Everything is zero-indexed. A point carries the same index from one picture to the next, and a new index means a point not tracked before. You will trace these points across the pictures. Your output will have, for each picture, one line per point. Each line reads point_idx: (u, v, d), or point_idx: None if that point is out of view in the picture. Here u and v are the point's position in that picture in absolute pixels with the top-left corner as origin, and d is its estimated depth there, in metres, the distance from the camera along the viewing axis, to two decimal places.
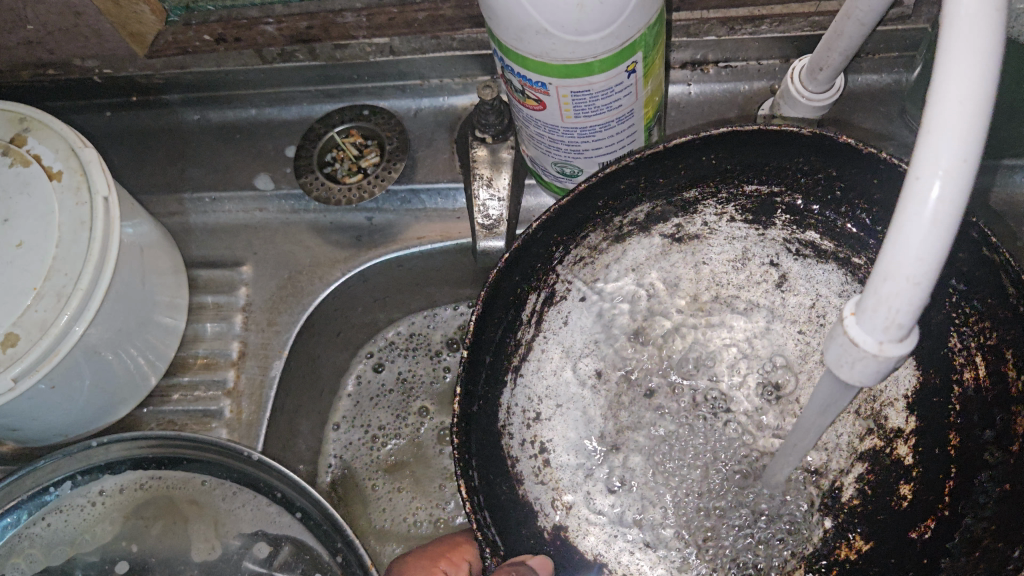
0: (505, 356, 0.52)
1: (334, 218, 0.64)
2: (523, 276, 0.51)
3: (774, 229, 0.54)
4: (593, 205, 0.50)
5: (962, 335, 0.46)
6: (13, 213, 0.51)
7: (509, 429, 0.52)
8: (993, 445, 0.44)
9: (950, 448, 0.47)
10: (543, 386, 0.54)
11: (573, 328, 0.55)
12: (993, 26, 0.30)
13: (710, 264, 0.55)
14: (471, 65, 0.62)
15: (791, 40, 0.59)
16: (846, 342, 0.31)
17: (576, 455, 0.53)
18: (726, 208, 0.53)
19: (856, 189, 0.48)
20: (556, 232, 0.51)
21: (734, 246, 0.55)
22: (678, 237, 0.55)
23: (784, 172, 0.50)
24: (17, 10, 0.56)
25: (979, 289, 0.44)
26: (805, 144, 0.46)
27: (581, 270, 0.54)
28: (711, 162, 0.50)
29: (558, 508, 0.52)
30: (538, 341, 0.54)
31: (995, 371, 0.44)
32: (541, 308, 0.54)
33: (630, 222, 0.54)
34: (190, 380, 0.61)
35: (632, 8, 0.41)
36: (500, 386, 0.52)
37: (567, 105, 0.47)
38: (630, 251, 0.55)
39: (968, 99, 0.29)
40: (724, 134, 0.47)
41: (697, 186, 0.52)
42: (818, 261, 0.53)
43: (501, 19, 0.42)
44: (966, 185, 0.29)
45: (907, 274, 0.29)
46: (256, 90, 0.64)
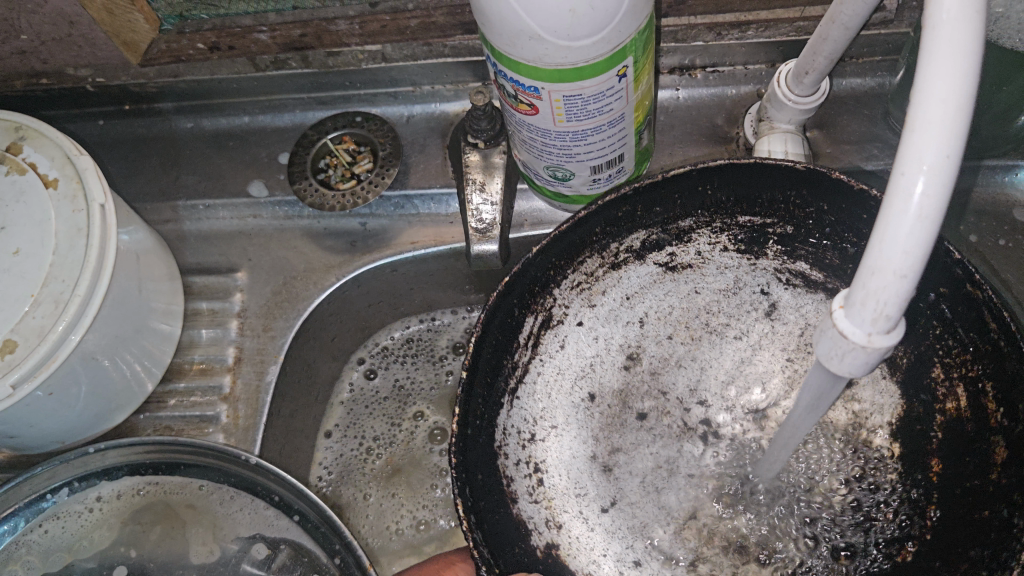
0: (501, 377, 0.51)
1: (327, 224, 0.64)
2: (517, 301, 0.50)
3: (765, 260, 0.54)
4: (588, 231, 0.51)
5: (945, 367, 0.47)
6: (10, 221, 0.52)
7: (505, 449, 0.51)
8: (974, 472, 0.44)
9: (932, 473, 0.47)
10: (538, 407, 0.53)
11: (569, 353, 0.54)
12: (973, 27, 0.31)
13: (703, 293, 0.55)
14: (463, 72, 0.63)
15: (776, 45, 0.61)
16: (835, 336, 0.32)
17: (568, 477, 0.52)
18: (720, 237, 0.53)
19: (846, 223, 0.49)
20: (554, 255, 0.51)
21: (727, 275, 0.55)
22: (672, 266, 0.55)
23: (777, 205, 0.51)
24: (11, 19, 0.56)
25: (961, 321, 0.45)
26: (799, 179, 0.48)
27: (577, 295, 0.54)
28: (706, 192, 0.50)
29: (552, 527, 0.51)
30: (533, 364, 0.53)
31: (973, 401, 0.45)
32: (538, 331, 0.53)
33: (627, 248, 0.53)
34: (186, 386, 0.62)
35: (622, 13, 0.42)
36: (497, 407, 0.51)
37: (559, 109, 0.48)
38: (626, 278, 0.54)
39: (950, 97, 0.30)
40: (723, 166, 0.48)
41: (693, 215, 0.52)
42: (808, 291, 0.54)
43: (495, 25, 0.43)
44: (949, 181, 0.30)
45: (895, 268, 0.30)
46: (248, 97, 0.65)
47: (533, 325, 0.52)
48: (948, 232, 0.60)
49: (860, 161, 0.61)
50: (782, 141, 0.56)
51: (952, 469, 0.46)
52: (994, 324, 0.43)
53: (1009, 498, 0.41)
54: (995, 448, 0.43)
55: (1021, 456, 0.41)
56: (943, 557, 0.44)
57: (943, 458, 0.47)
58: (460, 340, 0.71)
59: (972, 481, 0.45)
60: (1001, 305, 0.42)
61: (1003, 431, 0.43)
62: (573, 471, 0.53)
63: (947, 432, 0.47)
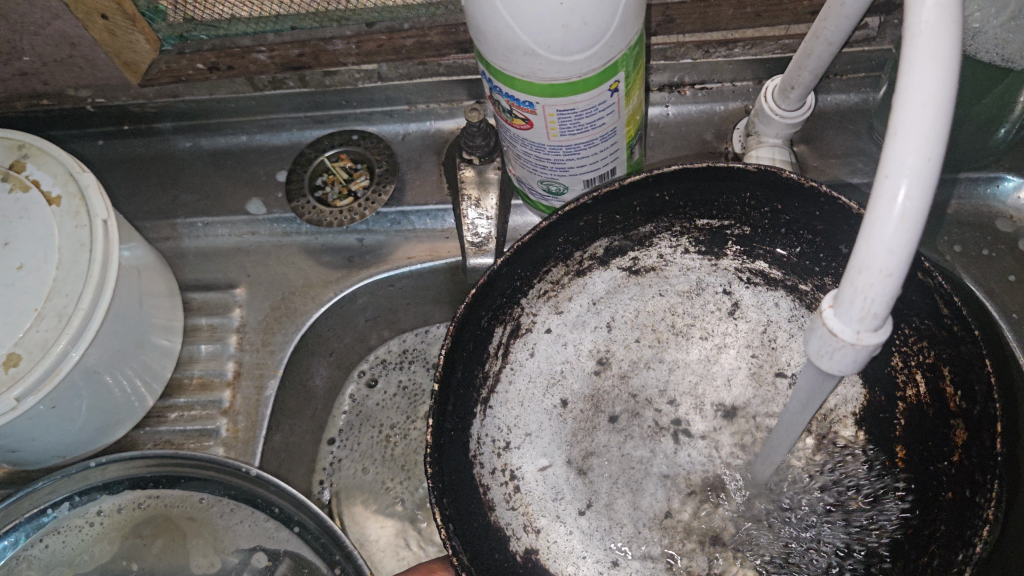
0: (474, 389, 0.53)
1: (326, 240, 0.65)
2: (489, 313, 0.52)
3: (726, 260, 0.57)
4: (554, 241, 0.52)
5: (905, 356, 0.50)
6: (13, 237, 0.52)
7: (480, 458, 0.53)
8: (937, 457, 0.47)
9: (898, 460, 0.50)
10: (511, 415, 0.55)
11: (540, 359, 0.56)
12: (951, 38, 0.32)
13: (666, 295, 0.58)
14: (457, 90, 0.64)
15: (761, 62, 0.62)
16: (824, 334, 0.34)
17: (545, 483, 0.54)
18: (680, 242, 0.57)
19: (801, 221, 0.51)
20: (521, 267, 0.52)
21: (689, 276, 0.58)
22: (635, 270, 0.58)
23: (733, 208, 0.53)
24: (13, 42, 0.58)
25: (918, 311, 0.46)
26: (753, 180, 0.49)
27: (545, 302, 0.56)
28: (665, 198, 0.52)
29: (529, 532, 0.52)
30: (505, 373, 0.55)
31: (935, 388, 0.48)
32: (508, 340, 0.55)
33: (591, 256, 0.56)
34: (186, 401, 0.62)
35: (615, 29, 0.44)
36: (471, 417, 0.53)
37: (553, 123, 0.49)
38: (592, 283, 0.57)
39: (930, 103, 0.31)
40: (679, 171, 0.49)
41: (653, 222, 0.55)
42: (768, 288, 0.57)
43: (491, 41, 0.44)
44: (930, 183, 0.31)
45: (881, 267, 0.31)
46: (245, 117, 0.66)
47: (505, 335, 0.55)
48: (933, 242, 0.62)
49: (845, 174, 0.63)
50: (769, 156, 0.58)
51: (922, 456, 0.48)
52: (945, 308, 0.43)
53: (972, 478, 0.43)
54: (956, 431, 0.45)
55: (978, 436, 0.43)
56: (913, 542, 0.46)
57: (909, 446, 0.50)
58: None
59: (938, 463, 0.47)
60: (950, 290, 0.42)
61: (962, 413, 0.45)
62: (549, 476, 0.54)
63: (912, 418, 0.50)
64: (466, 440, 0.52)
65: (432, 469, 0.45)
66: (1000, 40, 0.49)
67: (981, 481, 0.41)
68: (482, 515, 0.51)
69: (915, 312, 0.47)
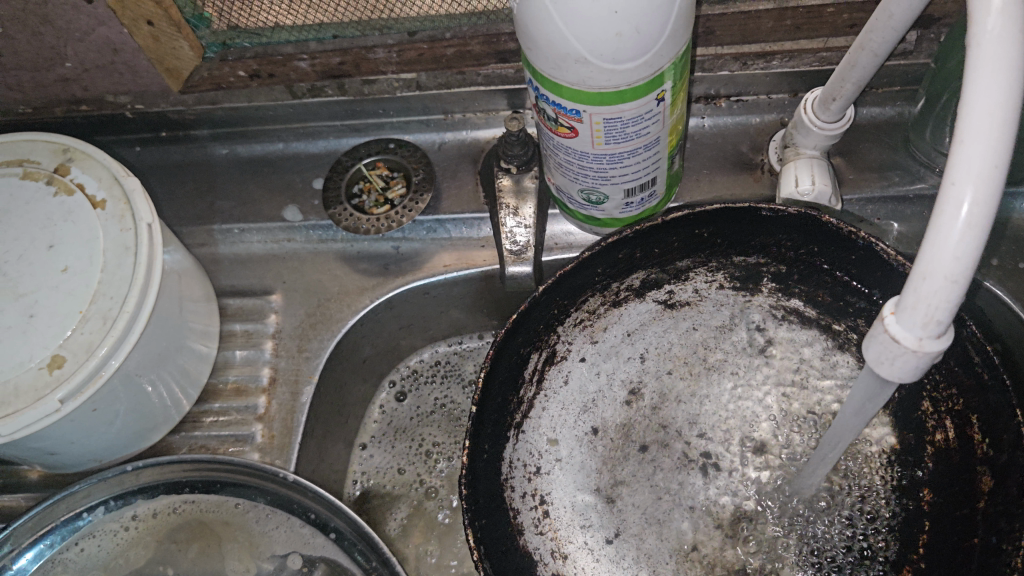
0: (508, 414, 0.55)
1: (360, 247, 0.66)
2: (524, 342, 0.54)
3: (761, 297, 0.59)
4: (593, 272, 0.54)
5: (934, 401, 0.51)
6: (58, 239, 0.53)
7: (512, 481, 0.55)
8: (965, 502, 0.48)
9: (923, 503, 0.52)
10: (543, 441, 0.58)
11: (573, 387, 0.59)
12: (1017, 45, 0.32)
13: (700, 329, 0.60)
14: (494, 100, 0.65)
15: (798, 75, 0.63)
16: (887, 341, 0.34)
17: (573, 508, 0.56)
18: (715, 277, 0.59)
19: (834, 263, 0.53)
20: (560, 296, 0.54)
21: (722, 312, 0.60)
22: (669, 304, 0.60)
23: (769, 249, 0.55)
24: (57, 47, 0.58)
25: (946, 358, 0.48)
26: (791, 224, 0.51)
27: (580, 331, 0.59)
28: (704, 236, 0.54)
29: (558, 558, 0.55)
30: (539, 400, 0.58)
31: (962, 434, 0.49)
32: (543, 366, 0.58)
33: (626, 288, 0.58)
34: (221, 406, 0.62)
35: (666, 38, 0.44)
36: (505, 441, 0.55)
37: (599, 132, 0.49)
38: (626, 315, 0.59)
39: (997, 110, 0.31)
40: (718, 211, 0.51)
41: (689, 258, 0.57)
42: (802, 326, 0.59)
43: (542, 50, 0.44)
44: (997, 190, 0.31)
45: (947, 273, 0.31)
46: (283, 124, 0.67)
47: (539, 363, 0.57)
48: None
49: (882, 188, 0.63)
50: (807, 168, 0.58)
51: (945, 499, 0.50)
52: (978, 357, 0.45)
53: (997, 526, 0.44)
54: (982, 479, 0.47)
55: (1003, 490, 0.44)
56: None
57: (935, 489, 0.51)
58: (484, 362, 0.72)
59: (961, 510, 0.48)
60: (984, 341, 0.44)
61: (988, 462, 0.46)
62: (578, 504, 0.56)
63: (938, 461, 0.51)
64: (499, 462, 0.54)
65: (466, 492, 0.47)
66: None
67: (1008, 530, 0.43)
68: (508, 544, 0.53)
69: (949, 359, 0.48)
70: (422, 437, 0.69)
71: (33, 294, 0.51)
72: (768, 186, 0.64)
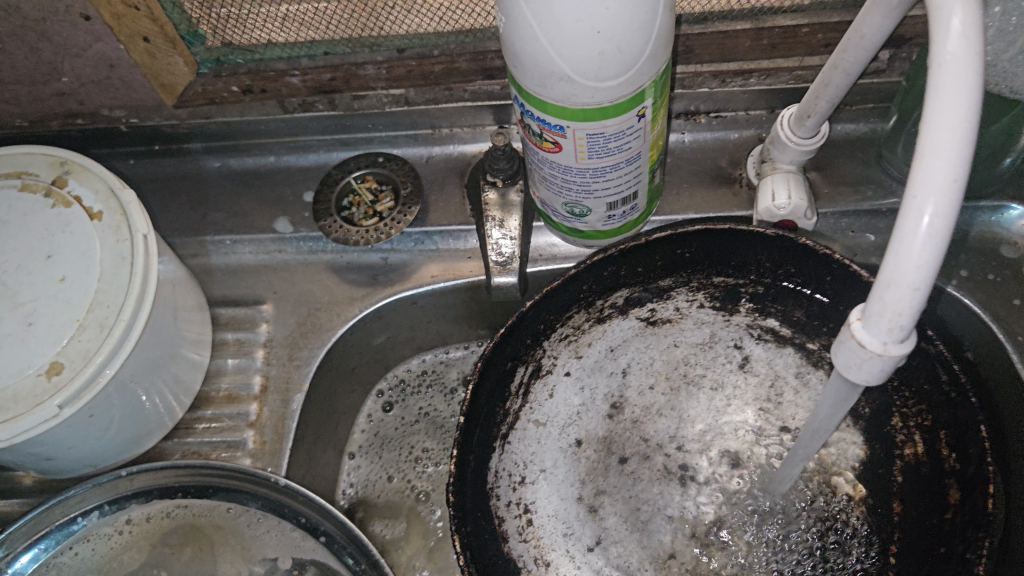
0: (495, 426, 0.56)
1: (350, 258, 0.67)
2: (512, 354, 0.55)
3: (739, 315, 0.60)
4: (578, 289, 0.56)
5: (905, 415, 0.53)
6: (57, 249, 0.54)
7: (497, 490, 0.56)
8: (934, 512, 0.50)
9: (895, 513, 0.53)
10: (528, 452, 0.58)
11: (558, 400, 0.60)
12: (975, 68, 0.34)
13: (681, 346, 0.61)
14: (481, 114, 0.67)
15: (775, 93, 0.65)
16: (854, 346, 0.35)
17: (556, 517, 0.57)
18: (696, 296, 0.60)
19: (810, 280, 0.55)
20: (547, 312, 0.56)
21: (703, 330, 0.61)
22: (652, 321, 0.60)
23: (748, 268, 0.57)
24: (54, 63, 0.60)
25: (916, 374, 0.51)
26: (770, 243, 0.53)
27: (564, 346, 0.59)
28: (685, 255, 0.56)
29: (540, 565, 0.56)
30: (524, 411, 0.59)
31: (931, 445, 0.51)
32: (529, 379, 0.58)
33: (611, 306, 0.59)
34: (213, 413, 0.64)
35: (647, 57, 0.46)
36: (491, 452, 0.56)
37: (582, 147, 0.51)
38: (610, 331, 0.60)
39: (956, 129, 0.33)
40: (698, 231, 0.53)
41: (672, 276, 0.58)
42: (778, 345, 0.60)
43: (528, 67, 0.46)
44: (955, 204, 0.33)
45: (909, 283, 0.33)
46: (274, 138, 0.69)
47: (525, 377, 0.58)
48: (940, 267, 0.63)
49: (856, 201, 0.65)
50: (784, 182, 0.60)
51: (915, 511, 0.52)
52: (946, 374, 0.47)
53: (965, 533, 0.46)
54: (950, 490, 0.49)
55: (970, 500, 0.46)
56: None
57: (904, 500, 0.53)
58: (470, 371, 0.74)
59: (931, 519, 0.50)
60: (951, 358, 0.46)
61: (956, 474, 0.48)
62: (562, 512, 0.57)
63: (908, 474, 0.53)
64: (483, 473, 0.55)
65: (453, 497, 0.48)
66: (1009, 73, 0.51)
67: (974, 537, 0.44)
68: (492, 548, 0.54)
69: (919, 375, 0.50)
70: (410, 445, 0.71)
71: (32, 303, 0.53)
72: (747, 199, 0.65)
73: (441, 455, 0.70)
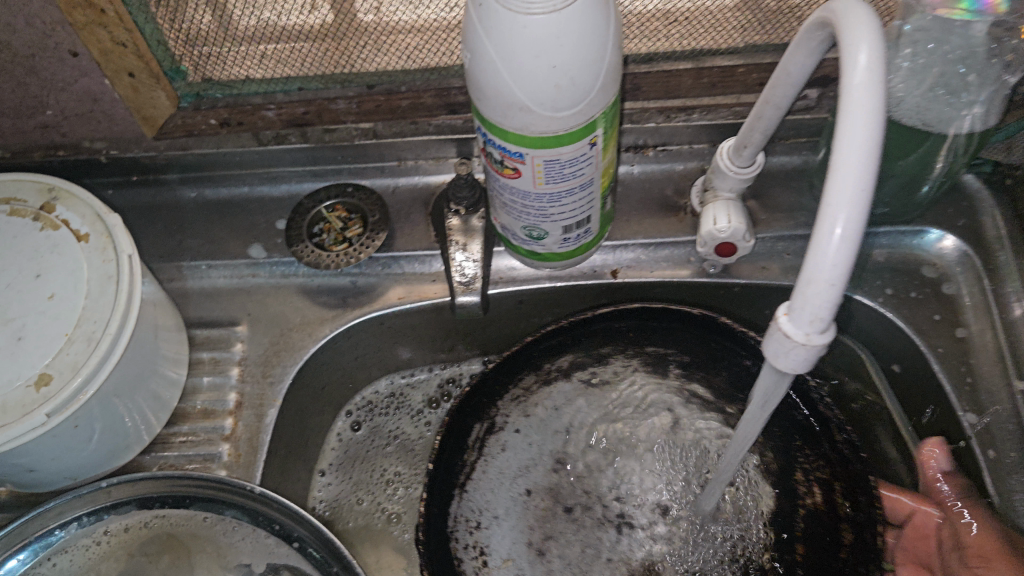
0: (455, 473, 0.60)
1: (321, 281, 0.71)
2: (470, 409, 0.60)
3: (670, 381, 0.66)
4: (527, 352, 0.61)
5: (804, 470, 0.61)
6: (46, 269, 0.57)
7: (456, 534, 0.59)
8: (835, 553, 0.57)
9: (799, 556, 0.60)
10: (482, 500, 0.61)
11: (507, 455, 0.64)
12: (881, 94, 0.39)
13: (618, 408, 0.67)
14: (445, 147, 0.72)
15: (716, 128, 0.70)
16: (781, 338, 0.41)
17: (509, 565, 0.60)
18: (632, 361, 0.66)
19: (728, 354, 0.61)
20: (500, 374, 0.61)
21: (637, 393, 0.67)
22: (593, 383, 0.66)
23: (678, 338, 0.63)
24: (40, 97, 0.63)
25: (815, 436, 0.59)
26: (694, 319, 0.60)
27: (515, 406, 0.64)
28: (620, 326, 0.62)
29: None
30: (480, 463, 0.62)
31: (827, 499, 0.58)
32: (485, 435, 0.62)
33: (557, 368, 0.64)
34: (190, 428, 0.67)
35: (598, 89, 0.51)
36: (450, 499, 0.59)
37: (540, 173, 0.56)
38: (556, 392, 0.66)
39: (863, 145, 0.38)
40: (634, 308, 0.60)
41: (610, 344, 0.64)
42: (702, 411, 0.66)
43: (490, 99, 0.51)
44: (863, 211, 0.38)
45: (826, 280, 0.38)
46: (248, 169, 0.73)
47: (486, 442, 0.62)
48: (866, 285, 0.69)
49: (791, 227, 0.70)
50: (724, 208, 0.65)
51: (817, 553, 0.59)
52: (839, 434, 0.55)
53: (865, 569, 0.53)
54: (846, 535, 0.56)
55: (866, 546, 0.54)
56: None
57: (807, 545, 0.60)
58: (434, 394, 0.78)
59: (831, 560, 0.57)
60: (842, 421, 0.55)
61: (850, 520, 0.56)
62: (515, 557, 0.61)
63: (808, 522, 0.60)
64: (444, 518, 0.58)
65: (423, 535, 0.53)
66: (920, 108, 0.57)
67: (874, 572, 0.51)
68: None
69: (817, 434, 0.58)
70: (377, 465, 0.74)
71: (21, 319, 0.56)
72: (691, 225, 0.71)
73: (408, 472, 0.74)
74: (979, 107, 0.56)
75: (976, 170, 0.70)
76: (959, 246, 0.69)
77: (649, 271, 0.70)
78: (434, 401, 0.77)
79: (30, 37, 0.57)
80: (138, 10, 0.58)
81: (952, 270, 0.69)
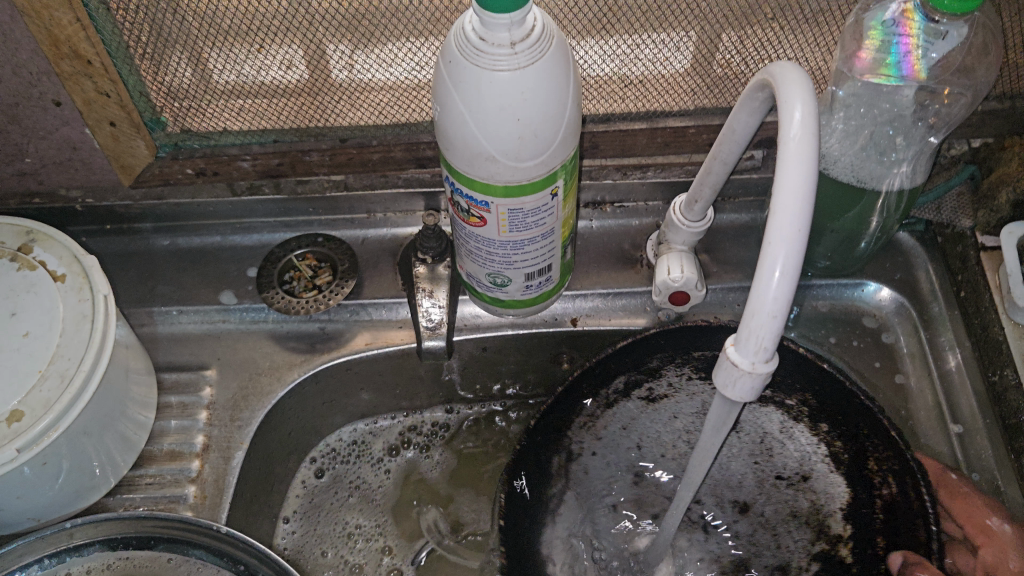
0: (541, 504, 0.64)
1: (290, 327, 0.73)
2: (541, 443, 0.62)
3: None
4: (582, 387, 0.62)
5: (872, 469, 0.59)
6: (20, 308, 0.59)
7: (552, 556, 0.65)
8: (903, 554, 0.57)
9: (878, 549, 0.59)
10: (563, 529, 0.67)
11: (590, 473, 0.68)
12: (814, 145, 0.43)
13: (679, 417, 0.68)
14: (414, 201, 0.76)
15: (668, 186, 0.76)
16: (729, 367, 0.44)
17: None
18: (684, 370, 0.65)
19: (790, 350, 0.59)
20: (557, 412, 0.62)
21: (695, 399, 0.67)
22: (651, 398, 0.66)
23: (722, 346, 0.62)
24: (21, 144, 0.65)
25: (885, 443, 0.56)
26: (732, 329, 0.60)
27: (586, 432, 0.66)
28: (659, 339, 0.61)
29: None
30: (563, 489, 0.67)
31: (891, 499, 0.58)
32: (566, 463, 0.66)
33: (613, 392, 0.64)
34: (156, 470, 0.67)
35: (559, 143, 0.55)
36: (541, 528, 0.64)
37: (504, 222, 0.59)
38: (618, 412, 0.66)
39: (800, 191, 0.42)
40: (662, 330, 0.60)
41: (657, 357, 0.63)
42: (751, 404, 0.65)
43: (459, 149, 0.54)
44: (800, 250, 0.42)
45: (769, 312, 0.42)
46: (221, 219, 0.76)
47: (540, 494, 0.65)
48: (812, 334, 0.73)
49: (740, 280, 0.74)
50: (678, 260, 0.69)
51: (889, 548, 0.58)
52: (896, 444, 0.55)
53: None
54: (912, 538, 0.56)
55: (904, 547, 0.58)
56: None
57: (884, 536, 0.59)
58: (396, 440, 0.79)
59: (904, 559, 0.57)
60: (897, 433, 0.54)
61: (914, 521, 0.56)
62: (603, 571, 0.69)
63: (885, 517, 0.58)
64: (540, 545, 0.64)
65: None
66: (855, 166, 0.61)
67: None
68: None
69: (876, 438, 0.57)
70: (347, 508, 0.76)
71: None
72: (647, 277, 0.75)
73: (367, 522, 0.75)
74: (906, 165, 0.61)
75: (909, 228, 0.75)
76: (895, 297, 0.73)
77: (608, 320, 0.73)
78: (396, 448, 0.79)
79: (16, 85, 0.59)
80: (123, 63, 0.61)
81: (891, 321, 0.73)
